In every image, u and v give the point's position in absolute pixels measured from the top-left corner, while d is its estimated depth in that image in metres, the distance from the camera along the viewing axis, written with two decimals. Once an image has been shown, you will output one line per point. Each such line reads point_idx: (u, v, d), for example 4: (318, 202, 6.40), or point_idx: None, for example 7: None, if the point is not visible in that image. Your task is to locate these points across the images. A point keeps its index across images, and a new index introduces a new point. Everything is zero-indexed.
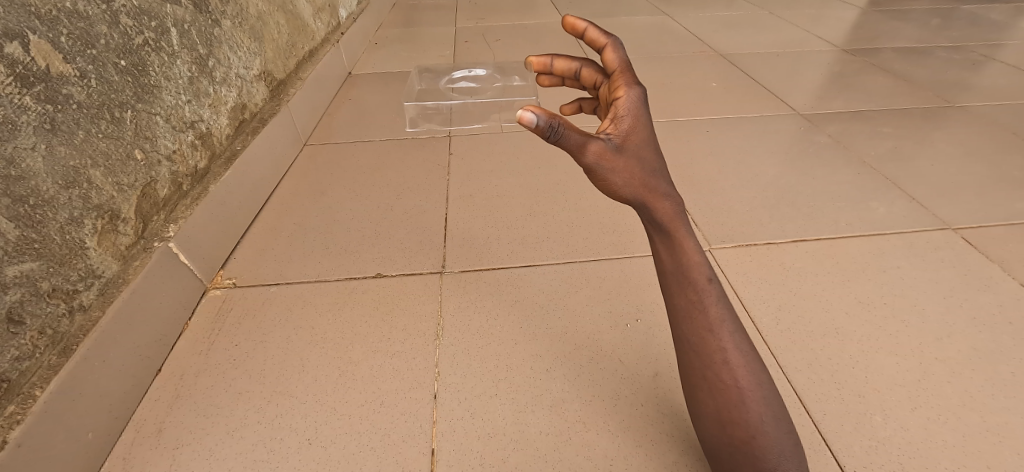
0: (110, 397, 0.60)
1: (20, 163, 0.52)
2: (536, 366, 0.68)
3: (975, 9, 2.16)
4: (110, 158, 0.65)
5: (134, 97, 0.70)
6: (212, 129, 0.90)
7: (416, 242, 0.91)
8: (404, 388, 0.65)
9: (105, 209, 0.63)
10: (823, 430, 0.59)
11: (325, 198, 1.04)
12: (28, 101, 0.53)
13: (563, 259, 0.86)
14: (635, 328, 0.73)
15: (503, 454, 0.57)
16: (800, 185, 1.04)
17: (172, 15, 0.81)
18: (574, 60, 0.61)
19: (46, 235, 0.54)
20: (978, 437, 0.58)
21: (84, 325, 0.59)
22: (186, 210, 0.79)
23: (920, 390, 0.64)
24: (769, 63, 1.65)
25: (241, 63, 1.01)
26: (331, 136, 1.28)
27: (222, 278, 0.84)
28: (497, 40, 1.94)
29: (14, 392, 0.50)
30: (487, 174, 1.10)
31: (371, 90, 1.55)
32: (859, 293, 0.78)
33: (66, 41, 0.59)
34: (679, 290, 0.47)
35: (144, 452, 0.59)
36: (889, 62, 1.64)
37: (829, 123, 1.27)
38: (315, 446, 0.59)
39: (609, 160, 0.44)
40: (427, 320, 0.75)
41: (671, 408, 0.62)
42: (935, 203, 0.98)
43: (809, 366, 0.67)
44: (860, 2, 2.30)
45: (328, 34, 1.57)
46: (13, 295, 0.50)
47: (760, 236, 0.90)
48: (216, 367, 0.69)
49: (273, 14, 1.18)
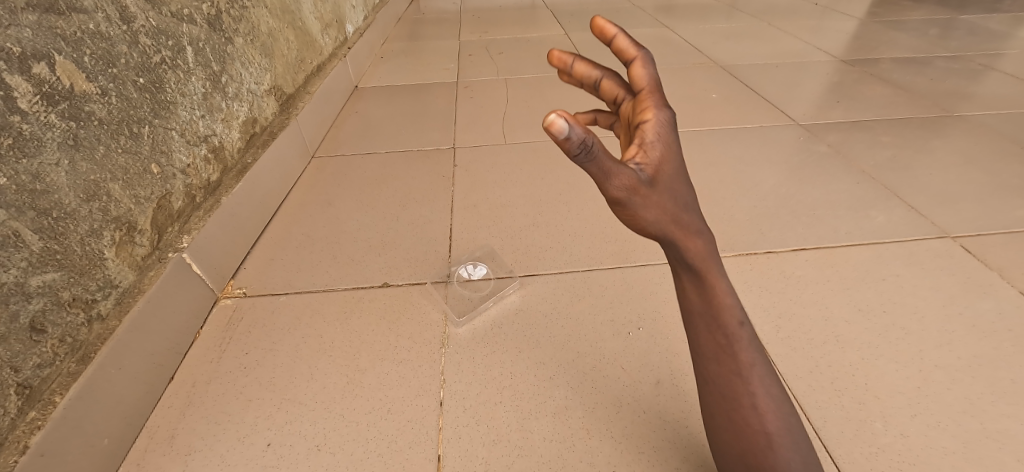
0: (124, 404, 0.61)
1: (45, 177, 0.55)
2: (540, 373, 0.69)
3: (974, 18, 2.19)
4: (128, 172, 0.67)
5: (152, 113, 0.72)
6: (224, 142, 0.92)
7: (422, 251, 0.93)
8: (410, 395, 0.67)
9: (123, 221, 0.66)
10: (824, 436, 0.60)
11: (333, 208, 1.06)
12: (53, 118, 0.56)
13: (565, 268, 0.88)
14: (637, 336, 0.74)
15: (508, 460, 0.59)
16: (800, 194, 1.05)
17: (189, 33, 0.84)
18: (595, 68, 0.57)
19: (67, 246, 0.57)
20: (978, 444, 0.59)
21: (102, 333, 0.61)
22: (199, 221, 0.81)
23: (920, 397, 0.64)
24: (769, 74, 1.68)
25: (252, 78, 1.04)
26: (338, 148, 1.31)
27: (232, 287, 0.86)
28: (501, 53, 1.98)
29: (34, 398, 0.52)
30: (492, 185, 1.12)
31: (377, 103, 1.58)
32: (859, 300, 0.79)
33: (89, 61, 0.62)
34: (709, 336, 0.49)
35: (157, 458, 0.60)
36: (888, 72, 1.66)
37: (829, 133, 1.29)
38: (324, 452, 0.60)
39: (644, 196, 0.42)
40: (433, 328, 0.77)
41: (673, 415, 0.63)
42: (933, 211, 0.99)
43: (809, 373, 0.68)
44: (859, 13, 2.32)
45: (335, 49, 1.61)
46: (36, 304, 0.53)
47: (759, 245, 0.91)
48: (227, 374, 0.70)
49: (283, 31, 1.22)
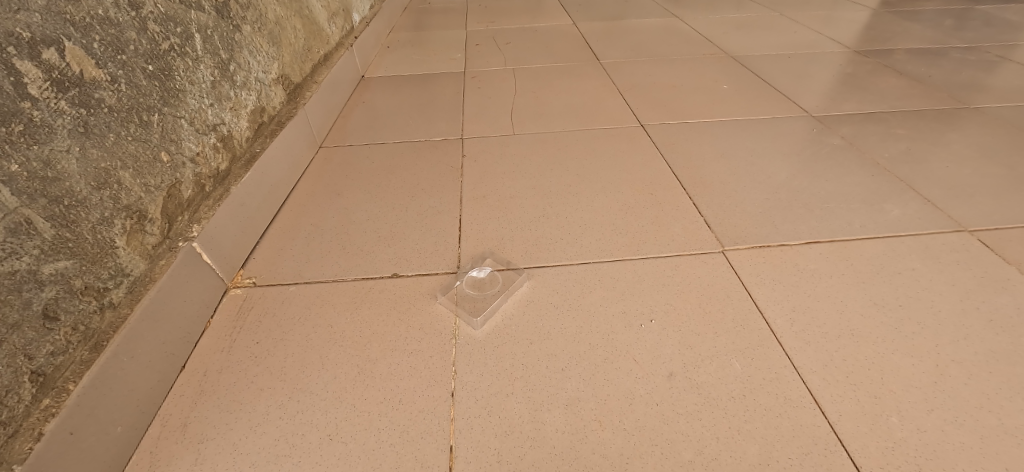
0: (137, 392, 0.62)
1: (56, 164, 0.54)
2: (552, 365, 0.69)
3: (990, 9, 2.14)
4: (138, 160, 0.67)
5: (161, 101, 0.72)
6: (233, 131, 0.91)
7: (431, 242, 0.92)
8: (421, 386, 0.66)
9: (133, 209, 0.65)
10: (838, 430, 0.60)
11: (341, 199, 1.06)
12: (63, 105, 0.56)
13: (576, 259, 0.87)
14: (649, 328, 0.73)
15: (520, 452, 0.59)
16: (812, 187, 1.04)
17: (197, 20, 0.83)
18: None
19: (79, 234, 0.57)
20: (995, 439, 0.58)
21: (114, 322, 0.61)
22: (209, 211, 0.80)
23: (937, 392, 0.64)
24: (781, 65, 1.65)
25: (260, 67, 1.03)
26: (345, 138, 1.31)
27: (242, 277, 0.85)
28: (508, 42, 1.96)
29: (48, 385, 0.53)
30: (500, 176, 1.11)
31: (384, 94, 1.57)
32: (875, 294, 0.78)
33: (98, 47, 0.61)
34: None
35: (170, 446, 0.61)
36: (902, 63, 1.63)
37: (842, 124, 1.27)
38: (337, 441, 0.60)
39: None
40: (444, 319, 0.76)
41: (687, 408, 0.63)
42: (949, 205, 0.97)
43: (824, 367, 0.67)
44: (872, 3, 2.28)
45: (341, 38, 1.59)
46: (48, 292, 0.53)
47: (772, 237, 0.90)
48: (238, 364, 0.70)
49: (290, 19, 1.20)
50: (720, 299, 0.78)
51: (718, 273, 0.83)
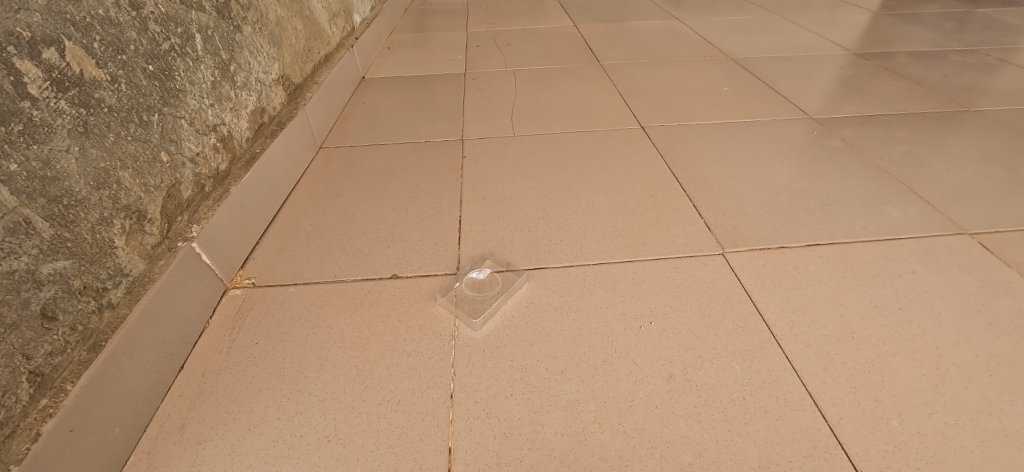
0: (135, 392, 0.62)
1: (55, 164, 0.54)
2: (551, 367, 0.68)
3: (990, 12, 2.15)
4: (138, 160, 0.67)
5: (161, 101, 0.72)
6: (233, 132, 0.91)
7: (431, 244, 0.92)
8: (420, 387, 0.66)
9: (133, 209, 0.65)
10: (839, 433, 0.60)
11: (341, 199, 1.06)
12: (63, 105, 0.56)
13: (576, 261, 0.87)
14: (649, 330, 0.73)
15: (519, 454, 0.59)
16: (813, 189, 1.04)
17: (198, 21, 0.83)
18: None
19: (78, 234, 0.57)
20: (996, 443, 0.58)
21: (113, 322, 0.61)
22: (208, 211, 0.80)
23: (937, 395, 0.63)
24: (781, 67, 1.65)
25: (260, 67, 1.03)
26: (345, 139, 1.31)
27: (241, 277, 0.85)
28: (509, 44, 1.97)
29: (46, 385, 0.52)
30: (500, 177, 1.11)
31: (384, 95, 1.57)
32: (875, 297, 0.78)
33: (98, 47, 0.61)
34: None
35: (168, 447, 0.60)
36: (902, 66, 1.63)
37: (843, 127, 1.27)
38: (335, 442, 0.60)
39: None
40: (443, 321, 0.76)
41: (687, 410, 0.63)
42: (949, 208, 0.97)
43: (824, 370, 0.67)
44: (873, 6, 2.28)
45: (342, 39, 1.59)
46: (46, 292, 0.52)
47: (772, 239, 0.90)
48: (237, 365, 0.70)
49: (291, 20, 1.20)
50: (720, 301, 0.78)
51: (718, 275, 0.83)
